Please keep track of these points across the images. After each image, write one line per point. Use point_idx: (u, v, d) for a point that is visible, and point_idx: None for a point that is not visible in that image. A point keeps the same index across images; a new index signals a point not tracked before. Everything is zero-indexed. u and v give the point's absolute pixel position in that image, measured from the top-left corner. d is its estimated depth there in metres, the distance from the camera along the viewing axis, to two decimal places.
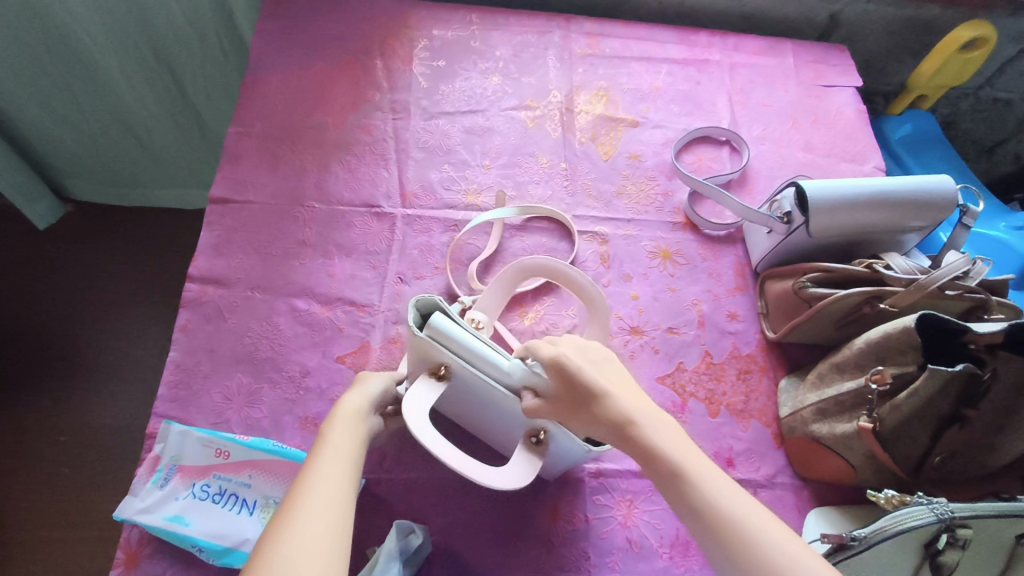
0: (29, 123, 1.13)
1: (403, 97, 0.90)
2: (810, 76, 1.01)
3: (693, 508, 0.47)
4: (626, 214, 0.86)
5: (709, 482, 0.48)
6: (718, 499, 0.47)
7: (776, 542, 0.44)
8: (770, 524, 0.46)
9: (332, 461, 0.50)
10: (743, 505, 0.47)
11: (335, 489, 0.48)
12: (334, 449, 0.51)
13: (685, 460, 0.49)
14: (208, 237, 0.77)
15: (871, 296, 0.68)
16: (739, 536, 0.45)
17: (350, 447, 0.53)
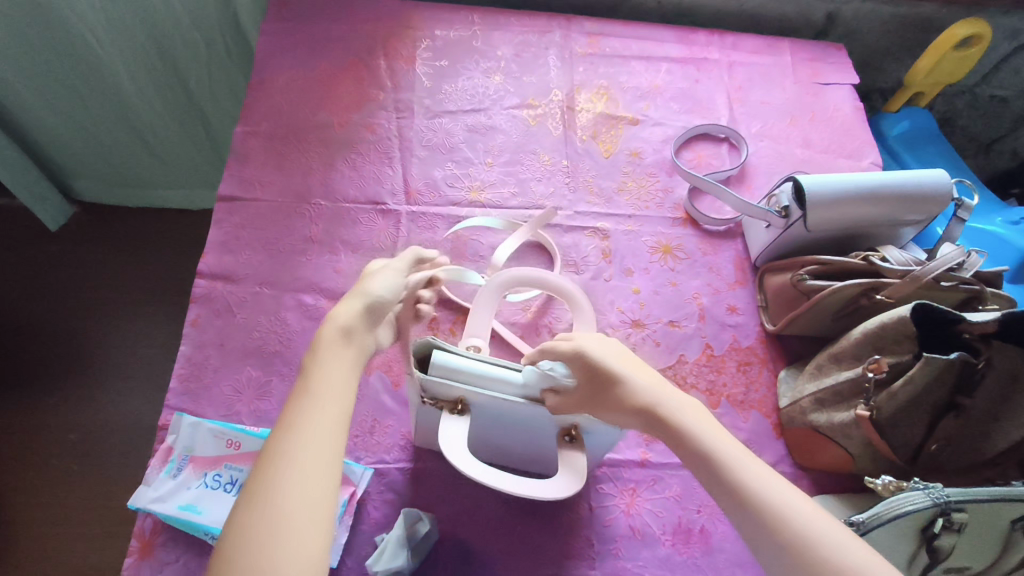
0: (37, 124, 1.15)
1: (407, 97, 0.91)
2: (808, 74, 1.02)
3: (722, 483, 0.47)
4: (627, 210, 0.87)
5: (736, 457, 0.48)
6: (747, 475, 0.47)
7: (806, 516, 0.44)
8: (800, 498, 0.46)
9: (322, 405, 0.45)
10: (772, 481, 0.46)
11: (324, 447, 0.43)
12: (323, 389, 0.46)
13: (711, 438, 0.50)
14: (217, 234, 0.78)
15: (868, 288, 0.69)
16: (769, 509, 0.45)
17: (340, 384, 0.47)
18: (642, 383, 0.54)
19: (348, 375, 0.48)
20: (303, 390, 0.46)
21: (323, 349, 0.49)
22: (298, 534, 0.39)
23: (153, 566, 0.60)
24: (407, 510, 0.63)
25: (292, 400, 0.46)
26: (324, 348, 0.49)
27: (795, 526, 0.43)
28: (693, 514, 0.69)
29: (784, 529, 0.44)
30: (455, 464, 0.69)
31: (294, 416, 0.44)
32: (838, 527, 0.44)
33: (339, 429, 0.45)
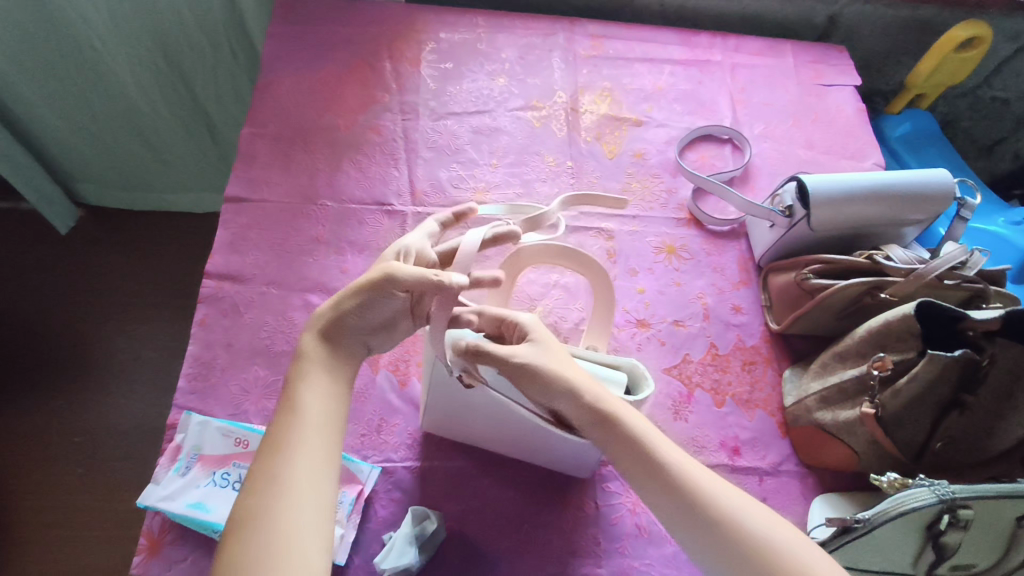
0: (44, 126, 1.16)
1: (412, 99, 0.92)
2: (810, 75, 1.03)
3: (667, 484, 0.51)
4: (631, 210, 0.88)
5: (677, 457, 0.52)
6: (690, 475, 0.51)
7: (745, 510, 0.49)
8: (733, 492, 0.51)
9: (308, 425, 0.51)
10: (709, 479, 0.51)
11: (315, 463, 0.49)
12: (309, 409, 0.52)
13: (654, 440, 0.53)
14: (224, 234, 0.79)
15: (872, 286, 0.70)
16: (714, 507, 0.49)
17: (323, 403, 0.53)
18: (582, 379, 0.55)
19: (334, 391, 0.54)
20: (288, 413, 0.51)
21: (305, 370, 0.54)
22: (302, 542, 0.45)
23: (161, 563, 0.60)
24: (414, 508, 0.64)
25: (277, 423, 0.51)
26: (306, 367, 0.54)
27: (738, 521, 0.48)
28: None
29: (728, 525, 0.48)
30: (461, 463, 0.69)
31: (282, 437, 0.50)
32: (772, 516, 0.50)
33: (328, 445, 0.51)
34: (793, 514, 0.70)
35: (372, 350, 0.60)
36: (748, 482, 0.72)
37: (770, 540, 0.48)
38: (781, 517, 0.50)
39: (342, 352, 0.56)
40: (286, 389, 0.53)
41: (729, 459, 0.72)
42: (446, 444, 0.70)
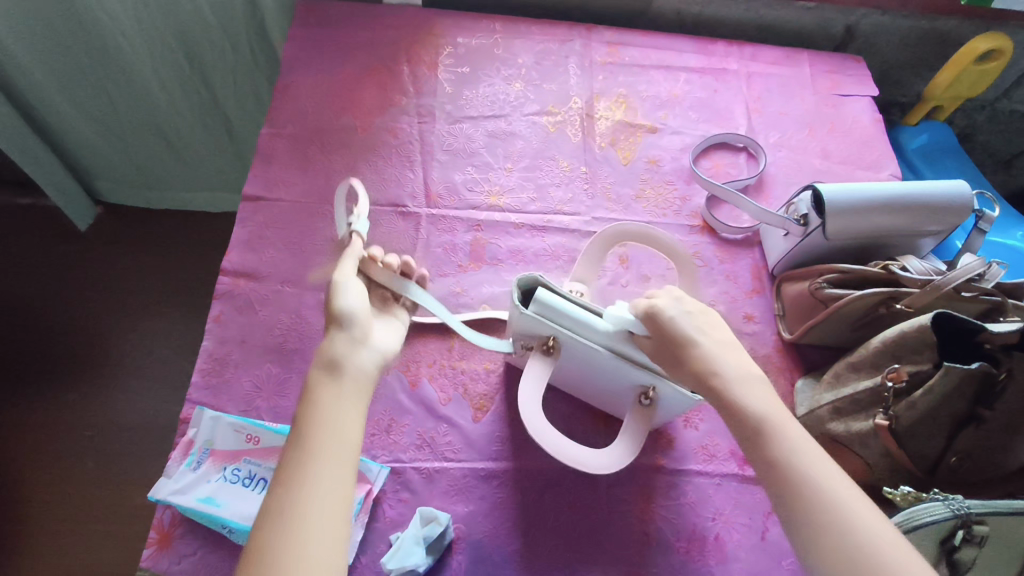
0: (66, 123, 1.17)
1: (428, 102, 0.93)
2: (827, 85, 1.03)
3: (774, 466, 0.49)
4: (645, 216, 0.88)
5: (796, 438, 0.50)
6: (802, 460, 0.48)
7: (850, 504, 0.46)
8: (842, 482, 0.47)
9: (326, 431, 0.47)
10: (825, 469, 0.48)
11: (328, 471, 0.45)
12: (321, 416, 0.48)
13: (775, 418, 0.51)
14: (240, 233, 0.80)
15: (886, 297, 0.69)
16: (814, 494, 0.46)
17: (339, 413, 0.49)
18: (713, 343, 0.56)
19: (348, 405, 0.50)
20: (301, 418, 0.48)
21: (314, 385, 0.51)
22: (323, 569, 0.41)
23: (173, 557, 0.61)
24: (423, 510, 0.64)
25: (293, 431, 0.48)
26: (312, 390, 0.50)
27: (835, 516, 0.45)
28: (707, 522, 0.69)
29: (830, 519, 0.45)
30: (470, 466, 0.69)
31: (295, 454, 0.46)
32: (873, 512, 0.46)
33: (342, 452, 0.47)
34: None
35: (386, 355, 0.58)
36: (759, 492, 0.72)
37: (864, 540, 0.44)
38: (876, 510, 0.46)
39: (345, 363, 0.53)
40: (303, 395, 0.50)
41: (740, 468, 0.72)
42: (454, 445, 0.70)
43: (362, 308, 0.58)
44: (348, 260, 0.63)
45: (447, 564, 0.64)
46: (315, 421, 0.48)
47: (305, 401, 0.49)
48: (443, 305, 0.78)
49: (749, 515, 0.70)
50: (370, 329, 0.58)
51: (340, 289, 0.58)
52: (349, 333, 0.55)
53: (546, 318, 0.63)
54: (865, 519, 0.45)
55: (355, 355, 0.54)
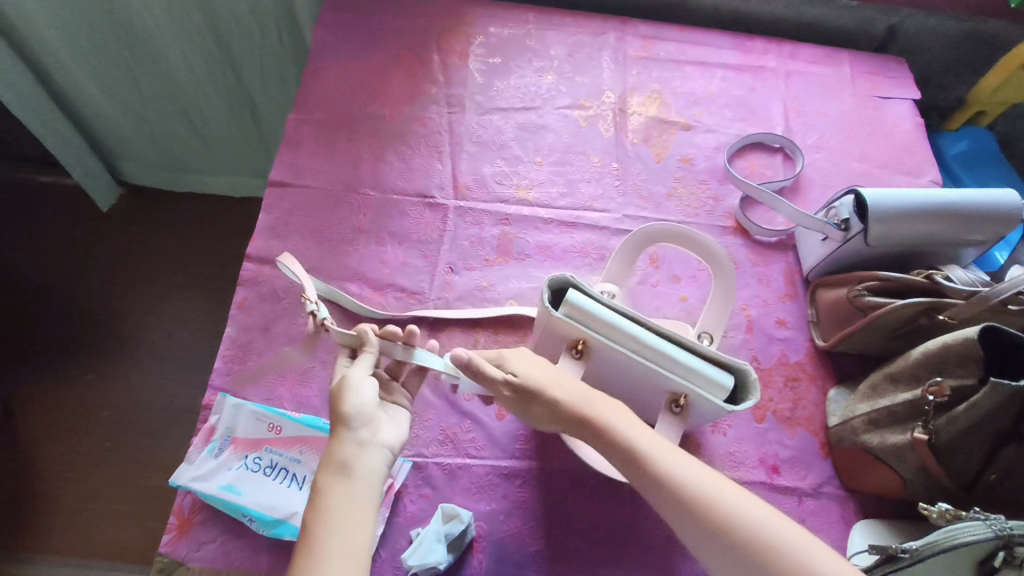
0: (92, 102, 1.17)
1: (459, 92, 0.91)
2: (867, 86, 1.00)
3: (662, 492, 0.50)
4: (677, 216, 0.86)
5: (668, 457, 0.51)
6: (687, 477, 0.50)
7: (742, 503, 0.48)
8: (724, 483, 0.50)
9: (335, 541, 0.46)
10: (706, 478, 0.50)
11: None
12: (329, 522, 0.47)
13: (646, 444, 0.52)
14: (267, 219, 0.79)
15: (928, 307, 0.66)
16: (708, 510, 0.48)
17: (346, 515, 0.47)
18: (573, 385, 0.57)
19: (356, 507, 0.48)
20: (309, 525, 0.47)
21: (321, 492, 0.49)
22: None
23: (192, 544, 0.60)
24: (444, 507, 0.63)
25: (300, 543, 0.46)
26: (319, 495, 0.48)
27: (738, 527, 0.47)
28: None
29: (728, 526, 0.47)
30: (492, 463, 0.68)
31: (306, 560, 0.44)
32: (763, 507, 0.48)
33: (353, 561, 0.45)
34: (832, 539, 0.68)
35: (396, 446, 0.55)
36: (786, 501, 0.70)
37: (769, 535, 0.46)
38: (769, 507, 0.49)
39: (353, 468, 0.50)
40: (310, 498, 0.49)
41: (767, 477, 0.71)
42: (477, 442, 0.69)
43: (370, 408, 0.55)
44: (366, 357, 0.61)
45: (467, 562, 0.63)
46: (322, 523, 0.46)
47: (310, 511, 0.48)
48: (469, 299, 0.77)
49: None
50: (377, 426, 0.55)
51: (347, 387, 0.55)
52: (357, 436, 0.52)
53: (576, 320, 0.60)
54: (762, 522, 0.47)
55: (363, 457, 0.51)
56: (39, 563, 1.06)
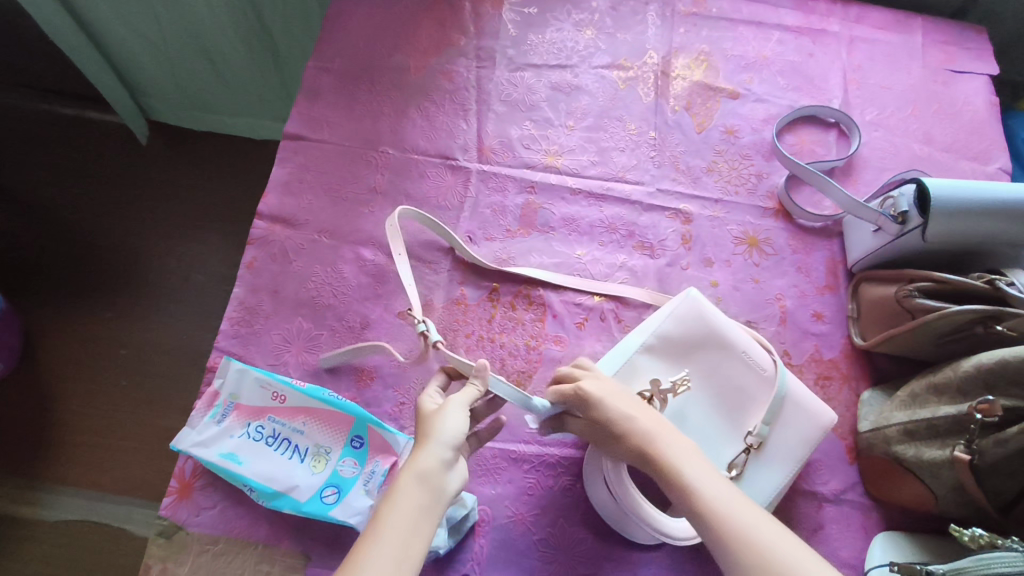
0: (111, 33, 1.12)
1: (490, 45, 0.84)
2: (939, 58, 0.90)
3: (715, 538, 0.45)
4: (715, 193, 0.80)
5: (734, 506, 0.46)
6: (756, 537, 0.44)
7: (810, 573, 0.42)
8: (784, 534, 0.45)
9: (391, 542, 0.43)
10: (774, 539, 0.44)
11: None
12: (392, 525, 0.44)
13: (713, 492, 0.47)
14: (280, 174, 0.75)
15: (986, 316, 0.60)
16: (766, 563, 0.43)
17: (411, 523, 0.44)
18: (638, 414, 0.54)
19: (419, 525, 0.44)
20: (377, 522, 0.44)
21: (393, 492, 0.46)
22: None
23: (191, 508, 0.60)
24: None
25: (359, 541, 0.43)
26: (393, 495, 0.45)
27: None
28: None
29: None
30: (500, 446, 0.66)
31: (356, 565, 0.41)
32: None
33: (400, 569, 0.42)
34: (850, 548, 0.65)
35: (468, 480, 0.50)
36: (806, 506, 0.67)
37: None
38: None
39: (430, 482, 0.46)
40: (387, 499, 0.46)
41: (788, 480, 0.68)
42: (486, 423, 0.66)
43: (458, 432, 0.50)
44: (470, 392, 0.55)
45: (468, 546, 0.62)
46: (388, 525, 0.43)
47: (382, 511, 0.45)
48: (486, 272, 0.73)
49: (792, 530, 0.66)
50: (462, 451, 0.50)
51: (442, 407, 0.51)
52: (441, 453, 0.48)
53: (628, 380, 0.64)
54: None
55: (445, 474, 0.47)
56: (57, 494, 1.09)
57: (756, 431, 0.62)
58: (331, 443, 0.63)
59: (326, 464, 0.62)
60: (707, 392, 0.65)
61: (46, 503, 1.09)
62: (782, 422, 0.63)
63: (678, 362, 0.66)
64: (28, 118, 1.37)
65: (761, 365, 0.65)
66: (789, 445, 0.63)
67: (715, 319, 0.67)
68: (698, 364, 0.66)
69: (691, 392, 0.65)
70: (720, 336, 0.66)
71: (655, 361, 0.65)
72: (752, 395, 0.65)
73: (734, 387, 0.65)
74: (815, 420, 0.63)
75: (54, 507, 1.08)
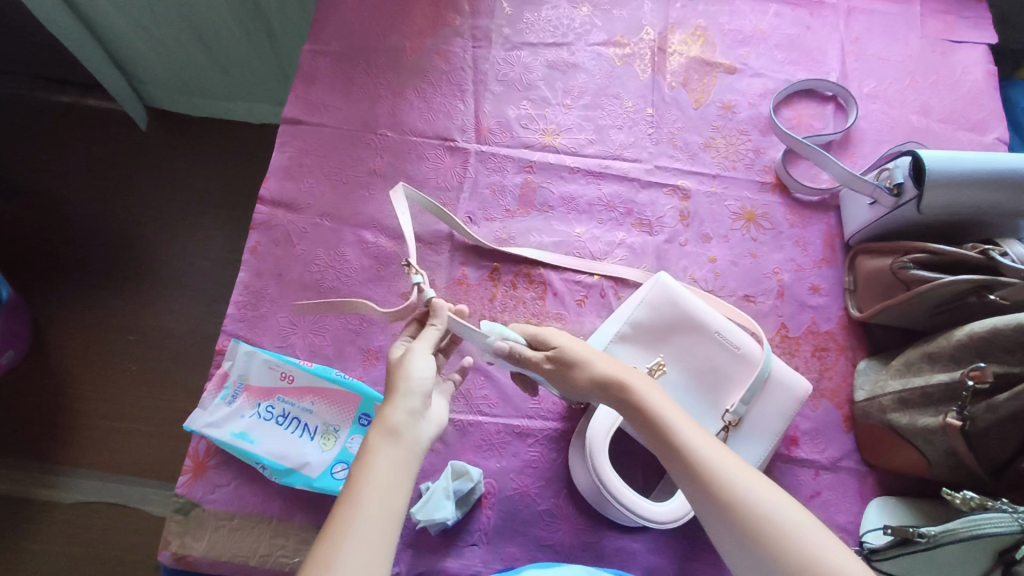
0: (105, 20, 1.11)
1: (485, 24, 0.84)
2: (937, 28, 0.90)
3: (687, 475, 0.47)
4: (713, 168, 0.80)
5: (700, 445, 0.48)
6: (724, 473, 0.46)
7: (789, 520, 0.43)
8: (750, 473, 0.46)
9: (373, 498, 0.42)
10: (755, 485, 0.45)
11: (366, 545, 0.39)
12: (374, 479, 0.43)
13: (696, 443, 0.48)
14: (280, 159, 0.76)
15: (979, 285, 0.61)
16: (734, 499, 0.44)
17: (391, 476, 0.44)
18: (606, 365, 0.56)
19: (397, 480, 0.44)
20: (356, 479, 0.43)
21: (368, 448, 0.45)
22: None
23: (205, 487, 0.62)
24: (454, 463, 0.63)
25: (340, 499, 0.42)
26: (366, 452, 0.45)
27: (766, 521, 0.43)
28: None
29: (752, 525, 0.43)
30: (504, 421, 0.67)
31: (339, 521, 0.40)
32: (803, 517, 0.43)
33: (387, 520, 0.41)
34: (846, 513, 0.67)
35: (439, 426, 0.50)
36: (802, 474, 0.68)
37: (814, 552, 0.41)
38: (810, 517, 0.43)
39: (405, 434, 0.46)
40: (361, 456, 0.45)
41: (786, 449, 0.69)
42: (490, 399, 0.68)
43: (424, 379, 0.50)
44: (431, 332, 0.56)
45: (475, 518, 0.64)
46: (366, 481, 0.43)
47: (359, 467, 0.44)
48: (487, 251, 0.74)
49: None
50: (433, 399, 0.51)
51: (408, 357, 0.51)
52: (412, 404, 0.48)
53: None
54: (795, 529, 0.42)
55: (416, 425, 0.47)
56: (74, 477, 1.12)
57: (733, 409, 0.64)
58: (339, 422, 0.64)
59: (335, 442, 0.63)
60: (684, 374, 0.66)
61: (63, 486, 1.11)
62: (762, 400, 0.65)
63: (653, 348, 0.67)
64: (26, 107, 1.37)
65: (734, 344, 0.66)
66: (767, 419, 0.64)
67: (686, 302, 0.68)
68: (673, 347, 0.67)
69: (668, 375, 0.66)
70: (693, 318, 0.67)
71: (629, 348, 0.67)
72: (729, 373, 0.66)
73: (710, 366, 0.66)
74: (790, 393, 0.65)
75: (71, 489, 1.11)
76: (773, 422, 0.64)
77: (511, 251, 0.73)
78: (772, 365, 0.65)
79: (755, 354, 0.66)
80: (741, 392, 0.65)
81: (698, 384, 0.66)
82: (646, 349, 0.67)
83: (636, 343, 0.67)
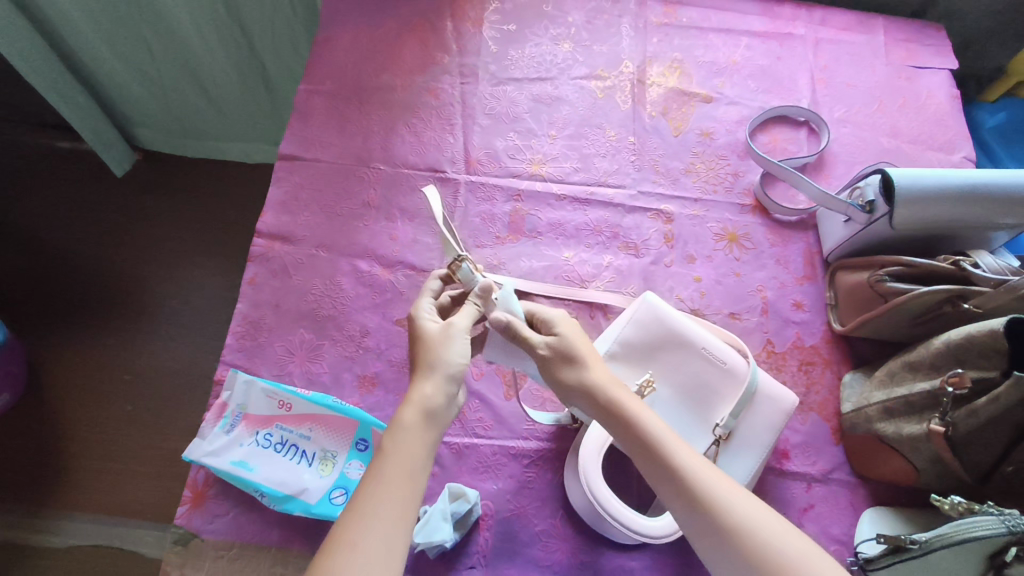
0: (105, 69, 1.15)
1: (472, 62, 0.88)
2: (901, 55, 0.95)
3: (678, 492, 0.48)
4: (695, 192, 0.83)
5: (681, 455, 0.50)
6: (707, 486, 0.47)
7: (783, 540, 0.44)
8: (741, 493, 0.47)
9: (394, 471, 0.46)
10: (747, 505, 0.46)
11: (392, 510, 0.44)
12: (398, 452, 0.47)
13: (684, 464, 0.49)
14: (277, 193, 0.79)
15: (954, 295, 0.63)
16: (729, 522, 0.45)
17: (406, 468, 0.47)
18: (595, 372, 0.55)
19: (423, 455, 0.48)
20: (383, 451, 0.48)
21: (401, 423, 0.49)
22: None
23: (204, 517, 0.62)
24: (451, 486, 0.64)
25: (369, 468, 0.47)
26: (400, 427, 0.49)
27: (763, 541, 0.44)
28: None
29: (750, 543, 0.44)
30: (500, 443, 0.68)
31: (368, 495, 0.45)
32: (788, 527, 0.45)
33: (412, 498, 0.46)
34: (839, 525, 0.68)
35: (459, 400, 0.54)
36: (795, 487, 0.70)
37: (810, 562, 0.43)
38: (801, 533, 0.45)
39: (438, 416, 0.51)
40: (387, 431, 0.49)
41: (778, 462, 0.71)
42: (486, 421, 0.69)
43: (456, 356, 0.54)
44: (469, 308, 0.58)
45: (473, 539, 0.64)
46: (397, 446, 0.48)
47: (388, 439, 0.48)
48: None
49: (783, 510, 0.68)
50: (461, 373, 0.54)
51: (449, 336, 0.55)
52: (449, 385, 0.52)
53: None
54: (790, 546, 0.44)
55: (448, 405, 0.52)
56: (67, 520, 1.11)
57: (723, 423, 0.65)
58: (337, 447, 0.65)
59: (333, 467, 0.64)
60: (673, 390, 0.68)
61: (56, 529, 1.10)
62: (750, 414, 0.66)
63: (641, 366, 0.69)
64: (25, 153, 1.40)
65: (720, 359, 0.68)
66: (756, 431, 0.66)
67: (671, 319, 0.70)
68: (662, 365, 0.69)
69: (657, 393, 0.68)
70: (680, 336, 0.69)
71: (617, 368, 0.69)
72: (717, 389, 0.67)
73: (699, 382, 0.68)
74: (778, 405, 0.66)
75: (65, 533, 1.10)
76: (760, 436, 0.66)
77: (500, 277, 0.76)
78: (759, 379, 0.67)
79: (743, 369, 0.67)
80: (730, 406, 0.66)
81: (688, 400, 0.68)
82: (634, 363, 0.69)
83: (624, 361, 0.69)
